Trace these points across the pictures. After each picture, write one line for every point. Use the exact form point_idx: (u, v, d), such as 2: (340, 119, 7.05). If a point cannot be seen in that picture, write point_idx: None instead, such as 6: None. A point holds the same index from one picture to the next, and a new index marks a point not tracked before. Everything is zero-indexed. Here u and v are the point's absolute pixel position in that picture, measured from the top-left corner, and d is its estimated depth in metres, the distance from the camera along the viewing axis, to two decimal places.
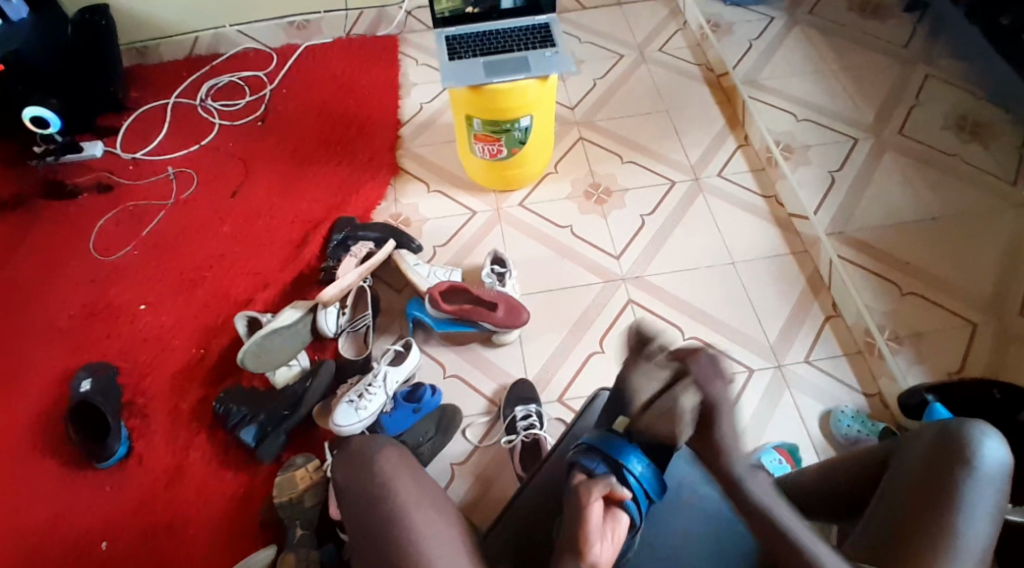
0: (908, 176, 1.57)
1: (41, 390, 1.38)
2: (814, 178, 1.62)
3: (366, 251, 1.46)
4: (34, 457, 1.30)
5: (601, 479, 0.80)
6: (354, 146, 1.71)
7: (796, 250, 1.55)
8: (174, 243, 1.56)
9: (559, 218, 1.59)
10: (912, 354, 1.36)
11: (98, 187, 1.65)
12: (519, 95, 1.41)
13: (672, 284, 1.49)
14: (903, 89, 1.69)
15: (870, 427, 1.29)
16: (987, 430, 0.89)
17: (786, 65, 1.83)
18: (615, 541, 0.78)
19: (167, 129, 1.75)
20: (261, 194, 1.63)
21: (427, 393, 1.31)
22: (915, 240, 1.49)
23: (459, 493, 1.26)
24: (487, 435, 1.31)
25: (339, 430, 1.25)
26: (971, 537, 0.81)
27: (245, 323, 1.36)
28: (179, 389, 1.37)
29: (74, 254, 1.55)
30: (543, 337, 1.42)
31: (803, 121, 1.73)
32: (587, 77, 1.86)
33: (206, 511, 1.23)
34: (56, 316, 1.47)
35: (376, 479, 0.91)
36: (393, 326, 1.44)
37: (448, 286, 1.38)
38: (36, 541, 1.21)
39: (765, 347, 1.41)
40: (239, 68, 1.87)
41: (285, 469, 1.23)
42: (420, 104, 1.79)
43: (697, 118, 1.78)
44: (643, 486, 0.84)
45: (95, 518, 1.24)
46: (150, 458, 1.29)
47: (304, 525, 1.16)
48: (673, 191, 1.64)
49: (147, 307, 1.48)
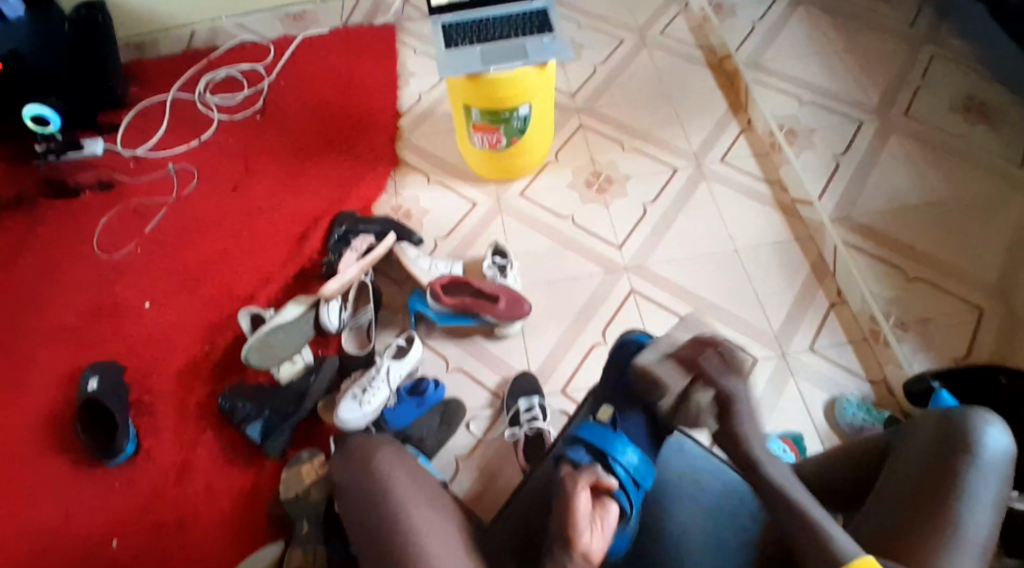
0: (915, 160, 1.55)
1: (49, 389, 1.39)
2: (818, 163, 1.60)
3: (367, 245, 1.45)
4: (44, 456, 1.32)
5: (588, 469, 0.82)
6: (354, 137, 1.70)
7: (801, 237, 1.53)
8: (178, 240, 1.57)
9: (561, 208, 1.59)
10: (917, 341, 1.35)
11: (100, 184, 1.65)
12: (517, 85, 1.40)
13: (676, 273, 1.48)
14: (910, 67, 1.68)
15: (876, 415, 1.28)
16: (990, 418, 0.89)
17: (790, 46, 1.81)
18: (606, 529, 0.77)
19: (167, 124, 1.75)
20: (263, 188, 1.63)
21: (429, 388, 1.30)
22: (919, 224, 1.48)
23: (464, 486, 1.26)
24: (491, 427, 1.32)
25: (344, 425, 1.25)
26: (975, 527, 0.81)
27: (249, 319, 1.37)
28: (185, 386, 1.38)
29: (79, 252, 1.56)
30: (545, 329, 1.42)
31: (808, 104, 1.70)
32: (588, 63, 1.84)
33: (215, 506, 1.25)
34: (62, 315, 1.48)
35: (378, 475, 0.92)
36: (396, 319, 1.44)
37: (449, 279, 1.38)
38: (49, 539, 1.23)
39: (770, 336, 1.40)
40: (236, 60, 1.85)
41: (291, 464, 1.24)
42: (419, 94, 1.78)
43: (699, 101, 1.76)
44: (633, 477, 0.86)
45: (106, 516, 1.25)
46: (159, 455, 1.31)
47: (310, 520, 1.16)
48: (676, 178, 1.63)
49: (151, 305, 1.48)
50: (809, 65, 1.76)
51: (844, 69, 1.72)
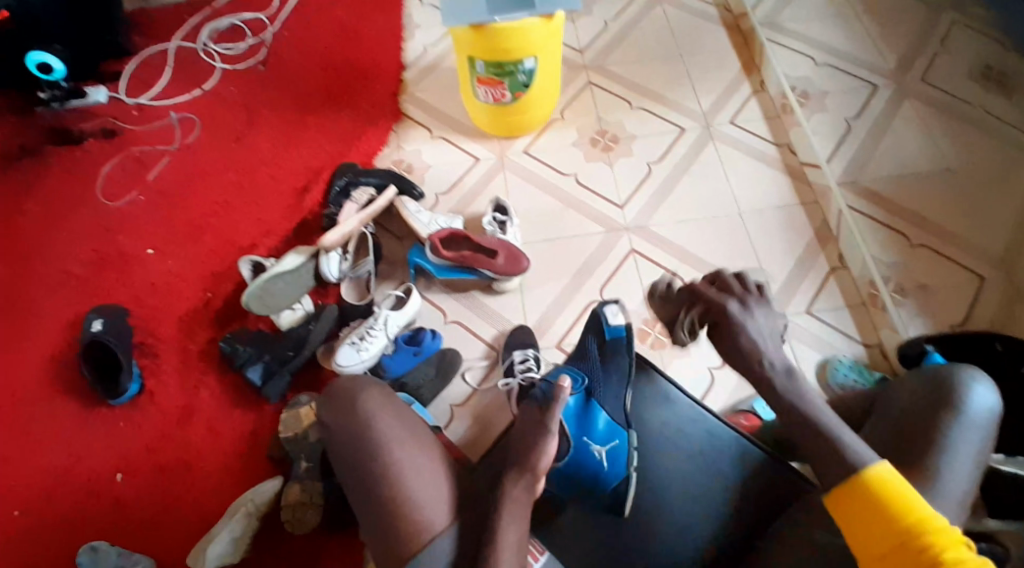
0: (930, 124, 1.53)
1: (54, 331, 1.42)
2: (828, 126, 1.59)
3: (367, 197, 1.47)
4: (49, 396, 1.35)
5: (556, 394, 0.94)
6: (358, 90, 1.69)
7: (806, 200, 1.51)
8: (181, 189, 1.58)
9: (565, 166, 1.58)
10: (914, 306, 1.35)
11: (105, 132, 1.66)
12: (522, 35, 1.37)
13: (677, 235, 1.48)
14: (930, 32, 1.61)
15: (867, 377, 1.28)
16: (977, 376, 0.88)
17: (806, 7, 1.76)
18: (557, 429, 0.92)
19: (171, 75, 1.75)
20: (266, 141, 1.63)
21: (427, 337, 1.33)
22: (930, 191, 1.46)
23: (458, 433, 1.29)
24: (486, 379, 1.33)
25: (342, 370, 1.28)
26: (954, 482, 0.81)
27: (249, 267, 1.38)
28: (187, 330, 1.41)
29: (85, 199, 1.58)
30: (544, 285, 1.43)
31: (822, 66, 1.67)
32: (599, 18, 1.80)
33: (215, 445, 1.28)
34: (67, 261, 1.50)
35: (360, 415, 0.93)
36: (396, 273, 1.46)
37: (449, 232, 1.38)
38: (54, 474, 1.28)
39: (767, 298, 1.40)
40: (240, 10, 1.84)
41: (290, 407, 1.26)
42: (424, 47, 1.77)
43: (710, 61, 1.73)
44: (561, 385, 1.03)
45: (110, 453, 1.29)
46: (161, 396, 1.34)
47: (309, 459, 1.20)
48: (682, 138, 1.61)
49: (155, 252, 1.51)
50: (826, 26, 1.72)
51: (861, 30, 1.69)
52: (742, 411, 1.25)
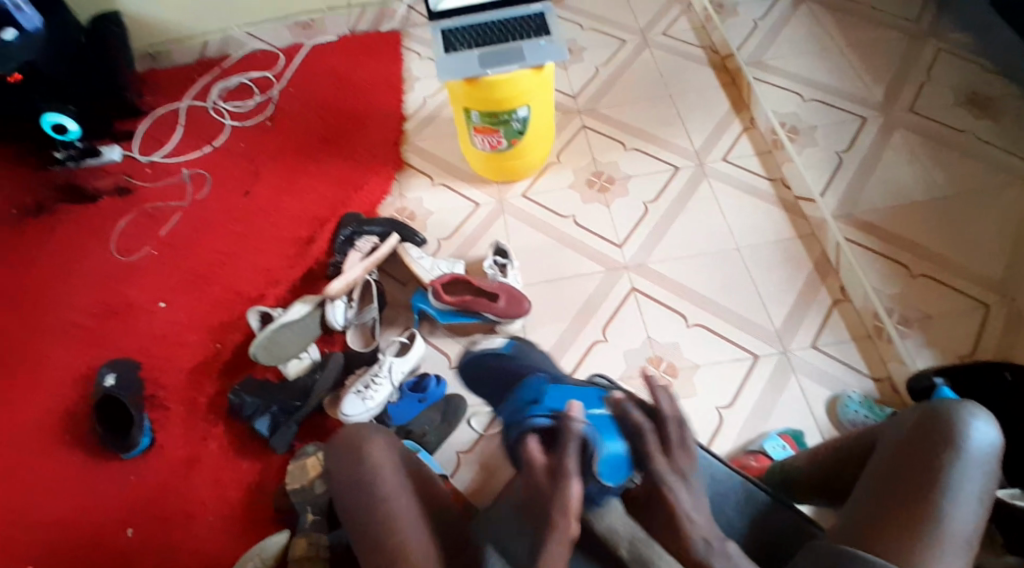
0: (919, 155, 1.56)
1: (67, 386, 1.45)
2: (820, 159, 1.61)
3: (370, 245, 1.50)
4: (62, 452, 1.37)
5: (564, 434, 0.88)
6: (361, 142, 1.74)
7: (803, 233, 1.53)
8: (190, 243, 1.62)
9: (562, 208, 1.61)
10: (921, 337, 1.35)
11: (117, 190, 1.71)
12: (513, 86, 1.42)
13: (677, 272, 1.50)
14: (914, 65, 1.68)
15: (877, 412, 1.29)
16: (976, 411, 0.88)
17: (790, 45, 1.81)
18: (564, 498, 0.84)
19: (181, 133, 1.81)
20: (272, 192, 1.68)
21: (431, 384, 1.34)
22: (925, 219, 1.48)
23: (464, 481, 1.29)
24: (492, 423, 1.34)
25: (348, 420, 1.29)
26: (960, 522, 0.82)
27: (258, 317, 1.41)
28: (196, 383, 1.43)
29: (97, 255, 1.62)
30: (547, 327, 1.44)
31: (809, 101, 1.71)
32: (590, 64, 1.86)
33: (223, 502, 1.29)
34: (81, 317, 1.53)
35: (367, 463, 0.95)
36: (400, 318, 1.48)
37: (450, 277, 1.42)
38: (64, 533, 1.28)
39: (771, 334, 1.41)
40: (247, 69, 1.91)
41: (297, 458, 1.28)
42: (424, 97, 1.82)
43: (701, 103, 1.77)
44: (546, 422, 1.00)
45: (122, 508, 1.30)
46: (171, 450, 1.35)
47: (315, 510, 1.20)
48: (677, 176, 1.64)
49: (165, 305, 1.54)
50: (812, 62, 1.77)
51: (847, 65, 1.73)
52: (751, 451, 1.27)
